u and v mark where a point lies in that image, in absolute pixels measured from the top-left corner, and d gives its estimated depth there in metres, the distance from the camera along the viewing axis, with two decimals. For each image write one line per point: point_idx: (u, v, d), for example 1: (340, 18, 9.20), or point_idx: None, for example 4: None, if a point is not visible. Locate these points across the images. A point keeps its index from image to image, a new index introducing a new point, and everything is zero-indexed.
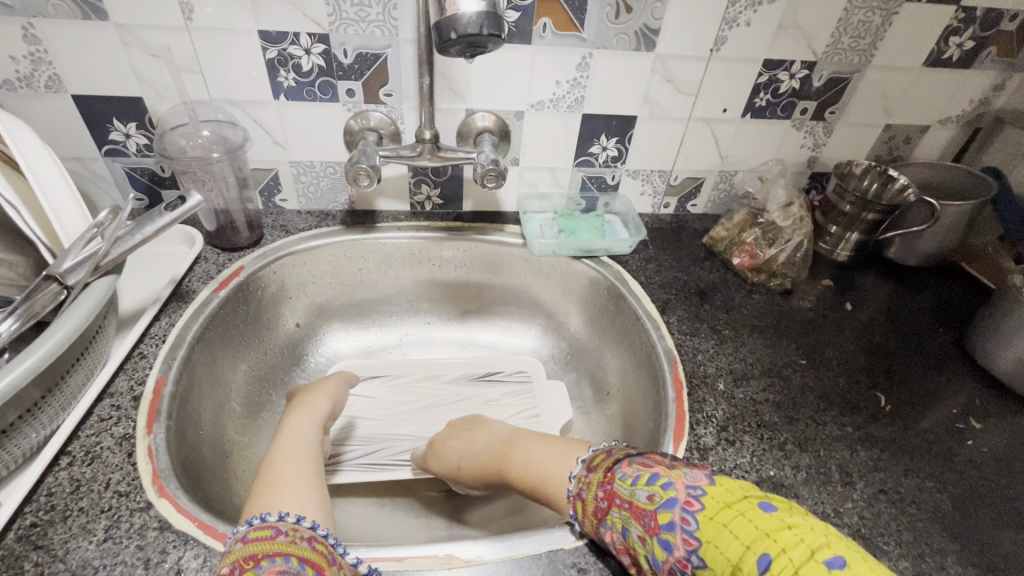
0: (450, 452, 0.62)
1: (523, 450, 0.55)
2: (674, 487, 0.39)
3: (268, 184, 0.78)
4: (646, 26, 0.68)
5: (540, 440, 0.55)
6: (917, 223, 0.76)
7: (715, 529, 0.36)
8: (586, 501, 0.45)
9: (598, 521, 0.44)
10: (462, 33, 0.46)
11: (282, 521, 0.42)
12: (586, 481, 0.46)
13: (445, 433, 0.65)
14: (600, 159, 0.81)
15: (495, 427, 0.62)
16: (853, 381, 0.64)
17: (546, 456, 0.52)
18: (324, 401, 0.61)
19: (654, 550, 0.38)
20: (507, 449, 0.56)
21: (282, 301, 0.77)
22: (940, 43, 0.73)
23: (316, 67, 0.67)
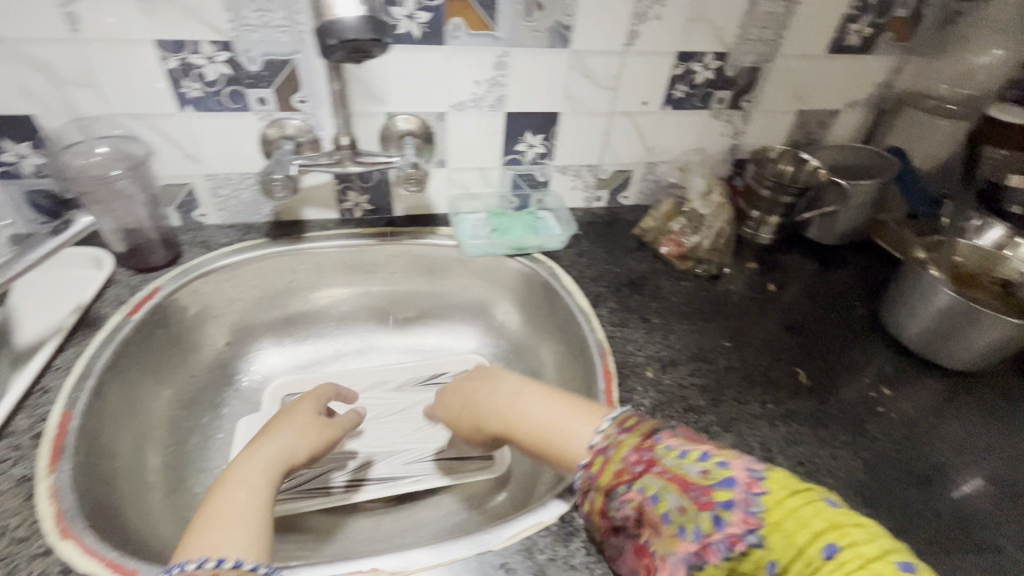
0: (463, 393, 0.59)
1: (538, 406, 0.51)
2: (732, 468, 0.38)
3: (184, 200, 0.75)
4: (558, 23, 0.68)
5: (551, 396, 0.52)
6: (829, 203, 0.80)
7: (784, 514, 0.35)
8: (612, 459, 0.43)
9: (622, 480, 0.41)
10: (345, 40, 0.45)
11: (202, 566, 0.39)
12: (616, 439, 0.44)
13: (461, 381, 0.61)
14: (527, 157, 0.81)
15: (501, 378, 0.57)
16: (774, 359, 0.66)
17: (564, 413, 0.49)
18: (301, 440, 0.56)
19: (700, 522, 0.36)
20: (515, 404, 0.52)
21: (207, 320, 0.74)
22: (840, 30, 0.77)
23: (222, 75, 0.65)
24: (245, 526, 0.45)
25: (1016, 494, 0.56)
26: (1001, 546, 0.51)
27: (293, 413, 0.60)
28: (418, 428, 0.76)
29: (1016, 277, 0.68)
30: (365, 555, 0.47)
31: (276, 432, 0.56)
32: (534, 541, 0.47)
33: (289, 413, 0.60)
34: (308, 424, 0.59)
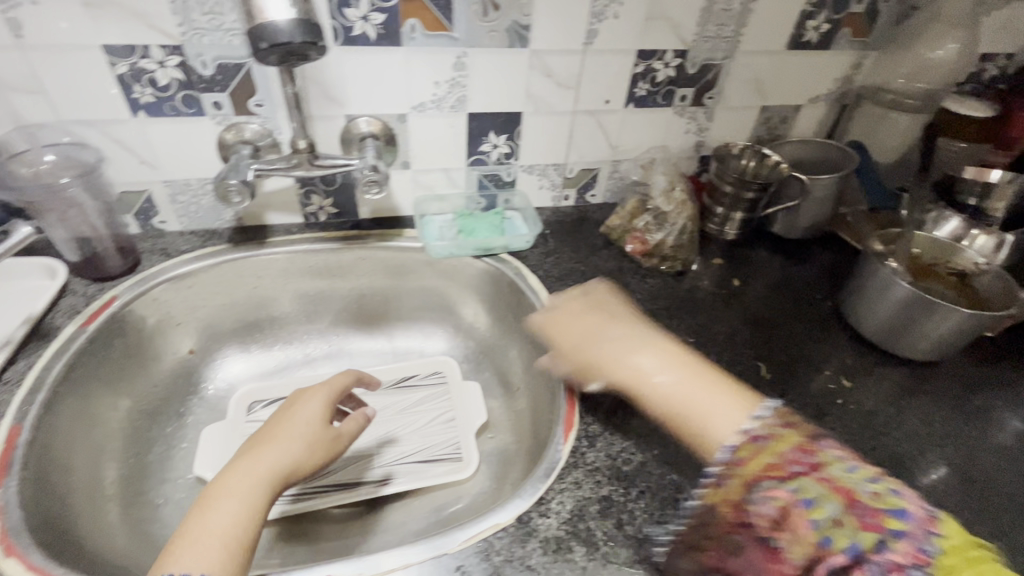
0: (580, 340, 0.59)
1: (666, 370, 0.50)
2: (908, 501, 0.36)
3: (142, 207, 0.73)
4: (516, 22, 0.68)
5: (676, 360, 0.51)
6: (792, 197, 0.81)
7: (962, 560, 0.33)
8: (764, 451, 0.40)
9: (769, 475, 0.38)
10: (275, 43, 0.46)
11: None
12: (775, 431, 0.41)
13: (595, 309, 0.62)
14: (492, 157, 0.81)
15: (618, 331, 0.57)
16: (737, 354, 0.67)
17: (702, 389, 0.48)
18: (297, 443, 0.52)
19: (860, 539, 0.34)
20: (645, 367, 0.51)
21: (169, 328, 0.73)
22: (798, 27, 0.77)
23: (175, 80, 0.64)
24: (218, 546, 0.43)
25: (971, 481, 0.57)
26: None
27: (298, 409, 0.56)
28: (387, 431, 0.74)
29: (971, 267, 0.69)
30: (319, 563, 0.47)
31: (277, 432, 0.53)
32: (490, 543, 0.47)
33: (293, 407, 0.57)
34: (312, 423, 0.55)
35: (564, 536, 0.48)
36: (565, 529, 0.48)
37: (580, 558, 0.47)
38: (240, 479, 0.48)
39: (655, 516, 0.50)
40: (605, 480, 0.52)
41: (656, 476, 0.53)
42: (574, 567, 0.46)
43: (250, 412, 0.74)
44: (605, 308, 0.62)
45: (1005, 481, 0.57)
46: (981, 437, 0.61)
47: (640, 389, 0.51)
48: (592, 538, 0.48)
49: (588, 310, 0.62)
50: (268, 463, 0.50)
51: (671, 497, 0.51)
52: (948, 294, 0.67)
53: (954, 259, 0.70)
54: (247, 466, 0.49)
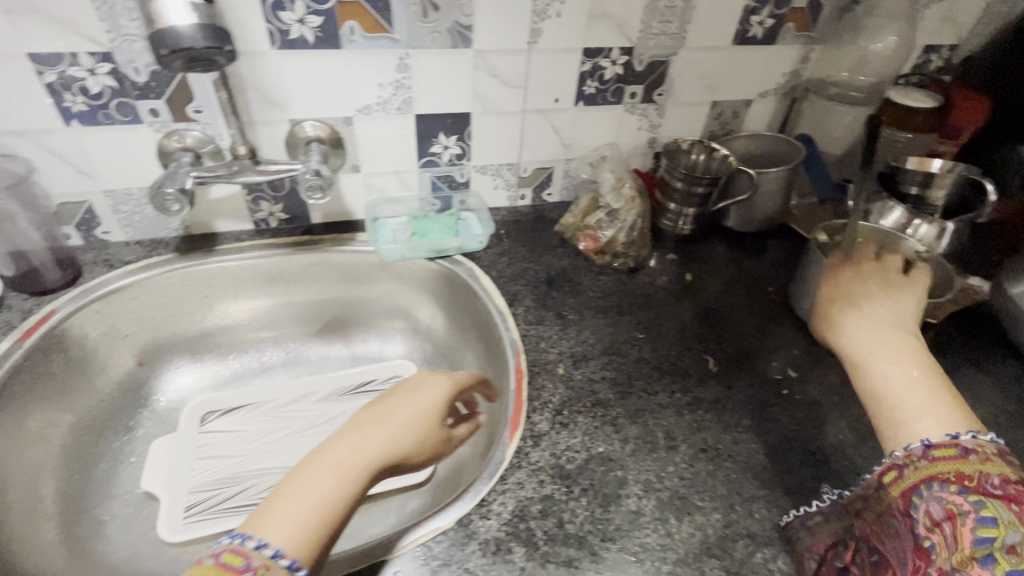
0: (849, 324, 0.53)
1: (898, 356, 0.48)
2: None
3: (83, 218, 0.72)
4: (457, 23, 0.68)
5: (909, 350, 0.48)
6: (743, 191, 0.82)
7: None
8: (966, 461, 0.40)
9: (956, 482, 0.40)
10: (173, 49, 0.48)
11: (258, 551, 0.39)
12: (985, 453, 0.41)
13: (863, 276, 0.57)
14: (444, 158, 0.81)
15: (893, 298, 0.54)
16: (686, 348, 0.68)
17: (918, 389, 0.46)
18: (406, 435, 0.49)
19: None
20: (860, 341, 0.51)
21: (114, 340, 0.72)
22: (743, 22, 0.78)
23: (107, 87, 0.62)
24: (306, 520, 0.42)
25: None
26: None
27: (421, 391, 0.53)
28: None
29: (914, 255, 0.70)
30: None
31: (390, 413, 0.51)
32: (429, 547, 0.47)
33: (416, 388, 0.53)
34: (432, 413, 0.51)
35: (504, 537, 0.48)
36: (505, 530, 0.48)
37: (519, 559, 0.47)
38: (344, 456, 0.46)
39: (597, 513, 0.50)
40: (548, 480, 0.52)
41: (599, 473, 0.53)
42: (513, 568, 0.46)
43: (205, 422, 0.73)
44: (889, 287, 0.56)
45: None
46: None
47: (864, 368, 0.49)
48: (532, 538, 0.48)
49: (858, 274, 0.58)
50: (373, 448, 0.47)
51: (613, 494, 0.52)
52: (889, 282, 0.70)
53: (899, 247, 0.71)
54: (355, 444, 0.47)
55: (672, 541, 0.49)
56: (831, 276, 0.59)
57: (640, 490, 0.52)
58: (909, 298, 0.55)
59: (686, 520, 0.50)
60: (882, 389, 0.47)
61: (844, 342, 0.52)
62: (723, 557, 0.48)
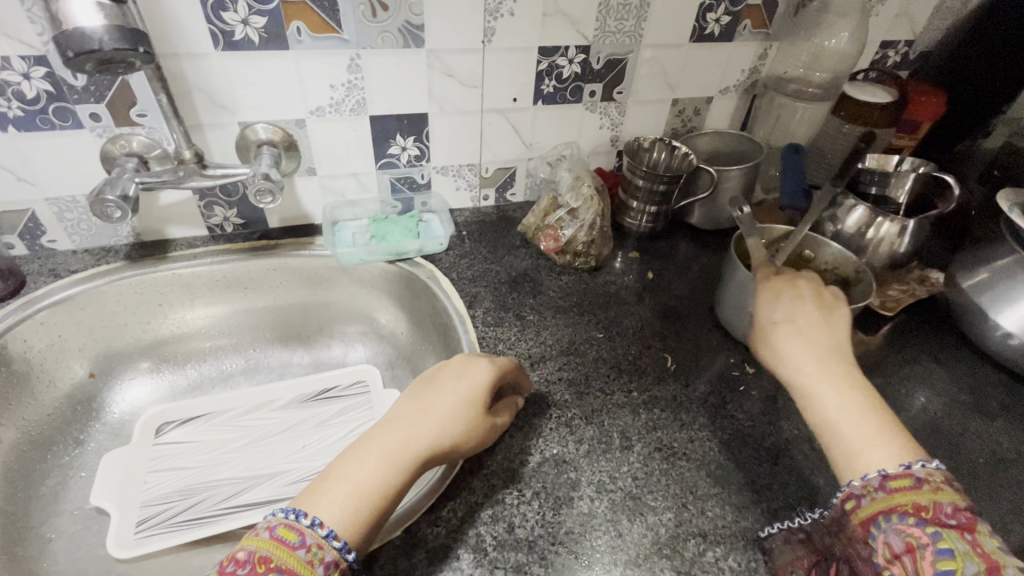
0: (795, 352, 0.52)
1: (840, 386, 0.48)
2: None
3: (26, 226, 0.70)
4: (407, 22, 0.67)
5: (850, 379, 0.49)
6: (704, 188, 0.82)
7: None
8: (920, 491, 0.40)
9: (914, 514, 0.39)
10: (81, 51, 0.46)
11: (311, 529, 0.40)
12: (938, 482, 0.40)
13: (795, 293, 0.57)
14: (402, 160, 0.80)
15: (827, 317, 0.54)
16: (644, 347, 0.67)
17: (869, 417, 0.46)
18: (453, 423, 0.50)
19: None
20: (806, 370, 0.50)
21: (62, 351, 0.70)
22: (699, 19, 0.78)
23: (43, 92, 0.60)
24: (350, 505, 0.42)
25: None
26: None
27: (466, 377, 0.53)
28: (298, 444, 0.71)
29: (852, 274, 0.68)
30: None
31: (437, 400, 0.51)
32: (375, 557, 0.46)
33: (461, 374, 0.54)
34: (477, 401, 0.52)
35: (452, 544, 0.47)
36: (454, 536, 0.48)
37: (466, 566, 0.46)
38: (395, 442, 0.47)
39: (548, 516, 0.50)
40: (500, 484, 0.52)
41: (552, 475, 0.53)
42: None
43: (161, 433, 0.71)
44: (824, 303, 0.56)
45: None
46: None
47: (814, 400, 0.48)
48: (481, 544, 0.47)
49: (795, 289, 0.57)
50: (424, 436, 0.48)
51: (565, 496, 0.51)
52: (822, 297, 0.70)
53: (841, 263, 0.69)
54: (405, 431, 0.48)
55: (624, 542, 0.48)
56: (767, 295, 0.58)
57: (593, 491, 0.52)
58: (842, 314, 0.55)
59: (638, 521, 0.50)
60: (835, 421, 0.46)
61: (788, 370, 0.52)
62: (675, 557, 0.48)
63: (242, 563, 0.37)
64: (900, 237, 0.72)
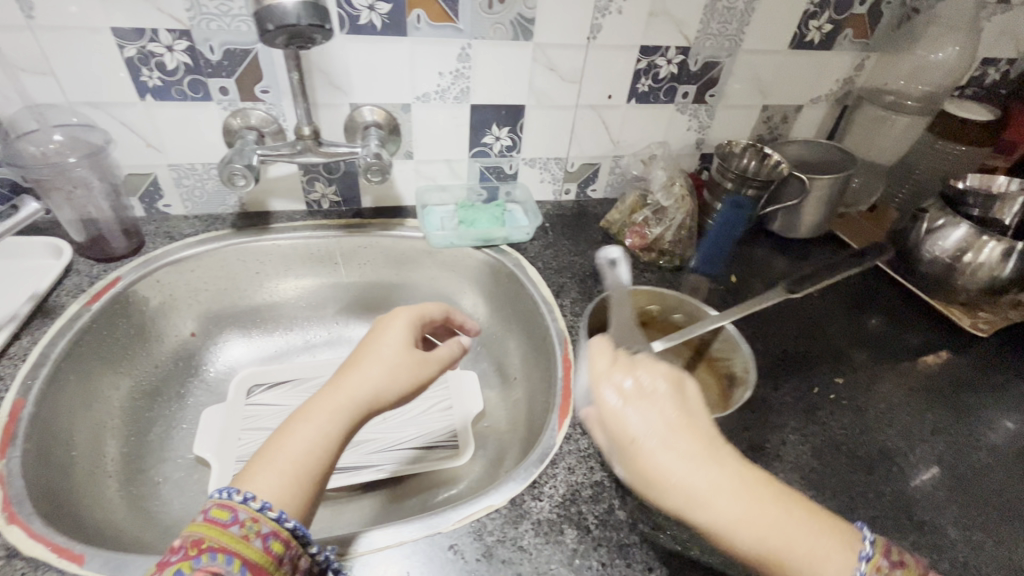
0: (677, 482, 0.39)
1: (747, 499, 0.38)
2: None
3: (147, 190, 0.74)
4: (520, 15, 0.69)
5: (742, 481, 0.39)
6: (791, 197, 0.82)
7: None
8: None
9: None
10: (280, 24, 0.50)
11: (245, 505, 0.40)
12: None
13: (643, 382, 0.43)
14: (495, 149, 0.82)
15: (686, 407, 0.42)
16: (730, 348, 0.68)
17: (791, 522, 0.38)
18: (376, 374, 0.49)
19: None
20: (703, 504, 0.38)
21: (170, 310, 0.74)
22: (801, 26, 0.78)
23: (182, 64, 0.64)
24: (286, 471, 0.43)
25: (963, 478, 0.58)
26: (942, 527, 0.53)
27: (388, 333, 0.52)
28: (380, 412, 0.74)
29: (738, 372, 0.68)
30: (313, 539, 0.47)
31: (362, 358, 0.50)
32: (484, 524, 0.48)
33: (384, 331, 0.53)
34: (401, 352, 0.51)
35: (557, 519, 0.49)
36: (558, 512, 0.49)
37: (570, 540, 0.48)
38: (320, 403, 0.47)
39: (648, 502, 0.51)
40: (597, 467, 0.53)
41: None
42: (567, 549, 0.47)
43: (250, 395, 0.74)
44: (678, 386, 0.43)
45: (995, 477, 0.59)
46: (972, 435, 0.63)
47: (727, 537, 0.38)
48: (584, 522, 0.49)
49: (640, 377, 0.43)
50: (347, 393, 0.47)
51: None
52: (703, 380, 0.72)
53: (735, 356, 0.69)
54: (328, 393, 0.48)
55: None
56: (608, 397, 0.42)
57: None
58: (693, 388, 0.44)
59: None
60: (759, 552, 0.37)
61: (683, 509, 0.38)
62: None
63: (175, 549, 0.38)
64: (1004, 261, 0.69)
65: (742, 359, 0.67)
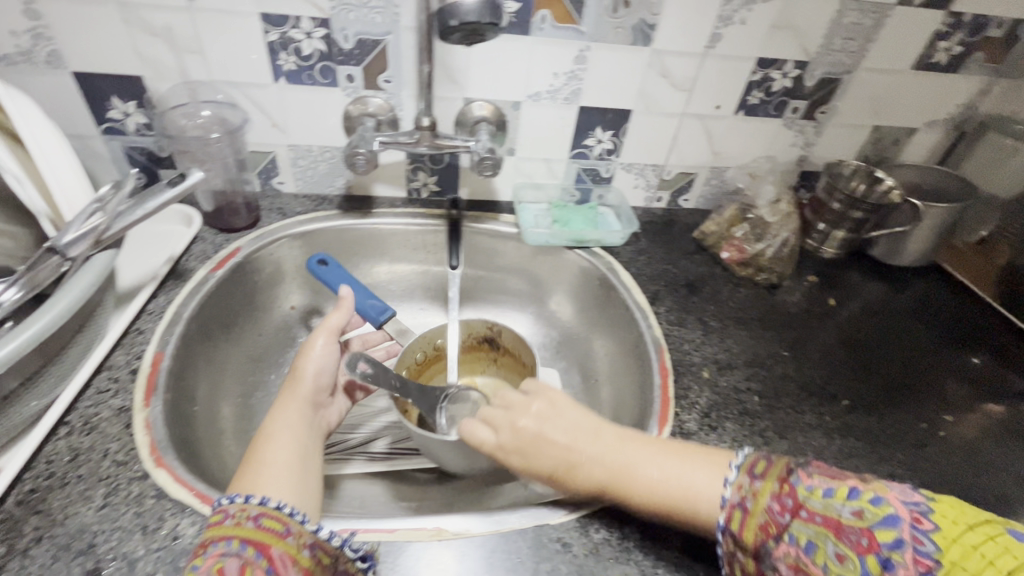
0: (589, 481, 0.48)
1: (639, 461, 0.47)
2: (886, 503, 0.39)
3: (266, 167, 0.78)
4: (643, 21, 0.69)
5: (631, 451, 0.48)
6: (900, 223, 0.79)
7: (961, 551, 0.35)
8: (752, 512, 0.42)
9: (768, 534, 0.41)
10: (464, 21, 0.52)
11: (231, 502, 0.41)
12: (751, 488, 0.43)
13: (531, 418, 0.51)
14: (595, 152, 0.82)
15: (563, 423, 0.50)
16: (831, 373, 0.67)
17: (680, 462, 0.47)
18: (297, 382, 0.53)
19: (868, 566, 0.37)
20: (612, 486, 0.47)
21: (278, 283, 0.77)
22: (928, 47, 0.75)
23: (317, 51, 0.67)
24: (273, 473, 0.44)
25: None
26: None
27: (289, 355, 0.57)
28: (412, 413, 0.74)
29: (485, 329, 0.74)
30: (426, 515, 0.49)
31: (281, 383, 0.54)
32: (589, 521, 0.49)
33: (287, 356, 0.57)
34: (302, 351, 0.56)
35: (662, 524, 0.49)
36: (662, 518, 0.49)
37: (675, 547, 0.48)
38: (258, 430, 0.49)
39: None
40: None
41: None
42: (672, 556, 0.47)
43: None
44: (549, 412, 0.51)
45: None
46: None
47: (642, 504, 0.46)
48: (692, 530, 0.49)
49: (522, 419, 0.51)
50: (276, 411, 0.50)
51: None
52: (489, 358, 0.78)
53: (470, 324, 0.74)
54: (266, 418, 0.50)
55: None
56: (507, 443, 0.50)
57: None
58: (561, 401, 0.52)
59: None
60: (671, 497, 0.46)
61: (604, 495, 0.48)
62: None
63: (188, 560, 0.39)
64: None
65: (476, 322, 0.74)
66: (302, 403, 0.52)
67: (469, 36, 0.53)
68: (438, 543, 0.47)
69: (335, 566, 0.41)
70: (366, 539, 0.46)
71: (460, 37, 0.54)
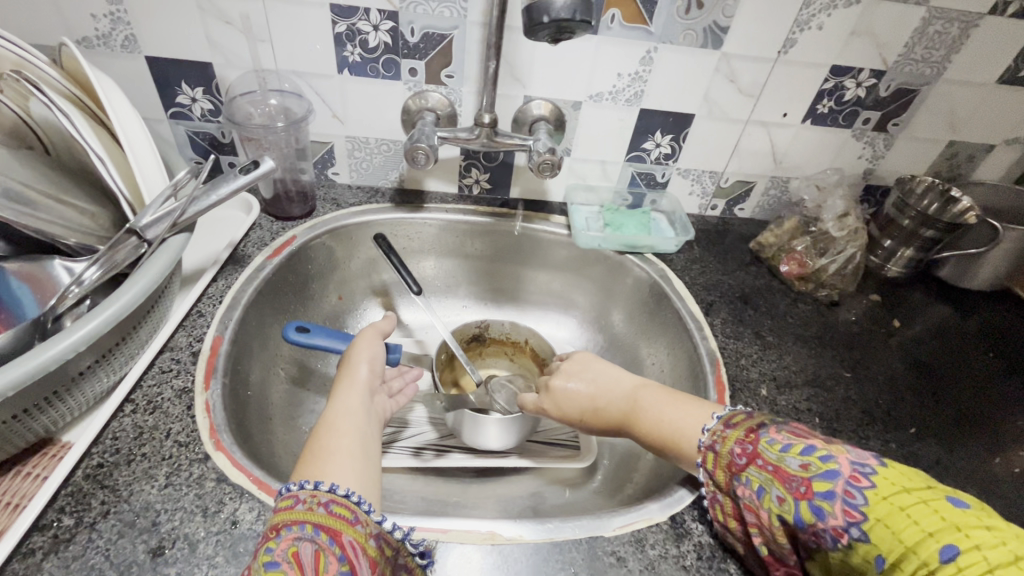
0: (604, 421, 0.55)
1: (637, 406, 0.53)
2: (835, 460, 0.39)
3: (323, 158, 0.79)
4: (715, 23, 0.67)
5: (636, 398, 0.53)
6: (976, 244, 0.76)
7: (888, 510, 0.35)
8: (720, 454, 0.45)
9: (730, 474, 0.44)
10: (555, 18, 0.51)
11: (301, 488, 0.40)
12: (721, 435, 0.46)
13: (565, 374, 0.59)
14: (652, 156, 0.80)
15: (592, 378, 0.58)
16: (896, 398, 0.64)
17: (676, 408, 0.51)
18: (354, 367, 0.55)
19: (801, 512, 0.38)
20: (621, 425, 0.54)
21: (329, 274, 0.78)
22: (1017, 61, 0.71)
23: (383, 44, 0.67)
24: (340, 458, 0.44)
25: None
26: None
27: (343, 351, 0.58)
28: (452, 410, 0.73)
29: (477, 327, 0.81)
30: (479, 518, 0.48)
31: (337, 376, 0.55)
32: (644, 536, 0.48)
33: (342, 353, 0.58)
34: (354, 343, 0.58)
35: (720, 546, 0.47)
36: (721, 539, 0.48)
37: (735, 571, 0.46)
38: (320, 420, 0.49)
39: None
40: None
41: None
42: None
43: None
44: (583, 372, 0.58)
45: None
46: None
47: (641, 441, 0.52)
48: None
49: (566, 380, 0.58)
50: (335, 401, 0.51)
51: None
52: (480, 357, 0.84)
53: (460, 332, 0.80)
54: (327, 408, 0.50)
55: None
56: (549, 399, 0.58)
57: None
58: (596, 363, 0.59)
59: None
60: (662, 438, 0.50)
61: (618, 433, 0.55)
62: None
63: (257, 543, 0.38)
64: None
65: (467, 325, 0.80)
66: (362, 388, 0.52)
67: (557, 33, 0.52)
68: (492, 548, 0.46)
69: (395, 560, 0.41)
70: (422, 537, 0.46)
71: (539, 35, 0.53)
